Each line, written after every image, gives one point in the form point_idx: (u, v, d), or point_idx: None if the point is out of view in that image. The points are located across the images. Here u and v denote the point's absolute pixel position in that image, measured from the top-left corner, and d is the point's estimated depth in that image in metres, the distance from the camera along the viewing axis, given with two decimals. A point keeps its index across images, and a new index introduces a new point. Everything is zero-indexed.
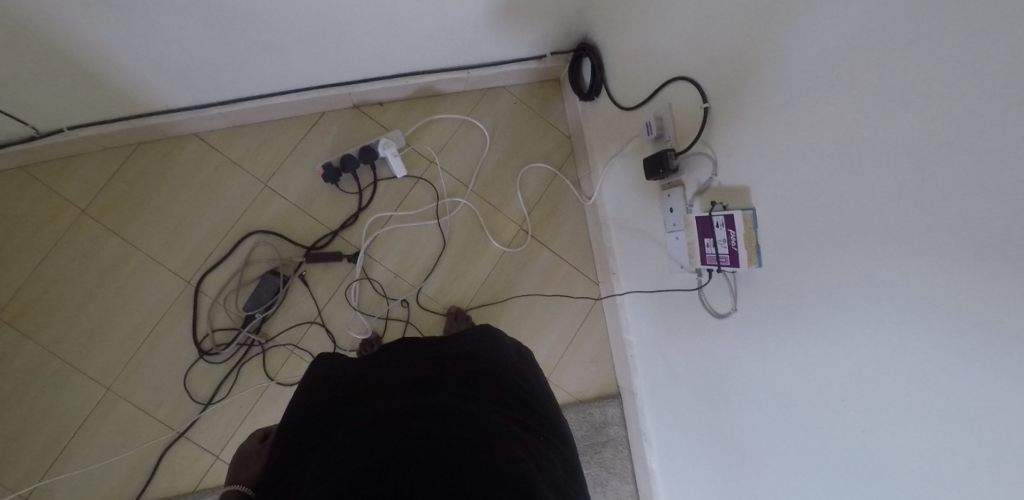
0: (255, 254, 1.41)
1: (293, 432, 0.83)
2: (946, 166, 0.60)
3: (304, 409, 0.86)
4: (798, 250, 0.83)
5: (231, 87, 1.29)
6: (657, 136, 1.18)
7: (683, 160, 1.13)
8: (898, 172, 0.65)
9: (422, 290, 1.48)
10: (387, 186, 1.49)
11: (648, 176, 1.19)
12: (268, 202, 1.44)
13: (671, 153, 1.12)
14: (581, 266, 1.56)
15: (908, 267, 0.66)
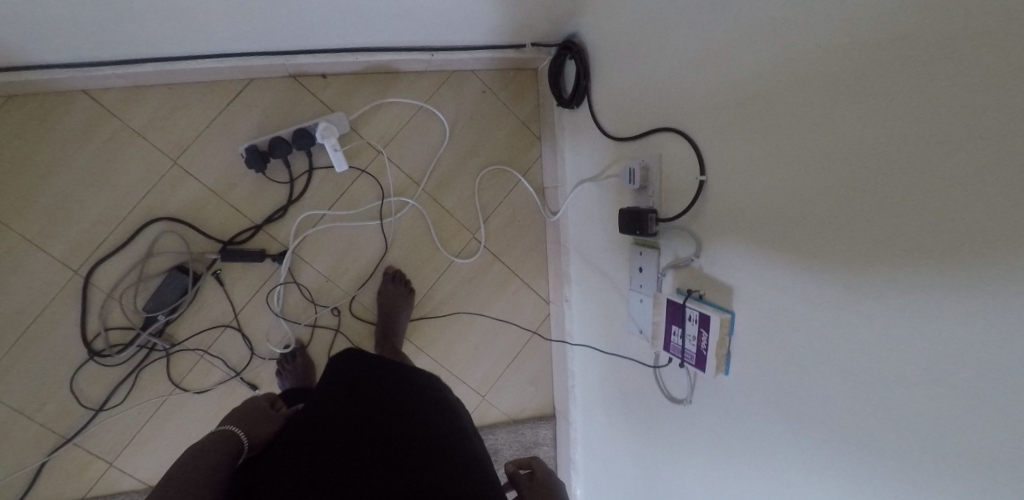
0: (160, 245, 1.21)
1: None
2: (944, 407, 0.50)
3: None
4: (763, 394, 0.73)
5: (128, 46, 1.02)
6: (640, 186, 1.03)
7: (664, 227, 0.99)
8: (887, 381, 0.54)
9: (357, 298, 1.33)
10: (325, 177, 1.29)
11: (622, 230, 1.06)
12: (178, 183, 1.21)
13: (653, 217, 0.98)
14: (533, 282, 1.45)
15: (873, 484, 0.57)
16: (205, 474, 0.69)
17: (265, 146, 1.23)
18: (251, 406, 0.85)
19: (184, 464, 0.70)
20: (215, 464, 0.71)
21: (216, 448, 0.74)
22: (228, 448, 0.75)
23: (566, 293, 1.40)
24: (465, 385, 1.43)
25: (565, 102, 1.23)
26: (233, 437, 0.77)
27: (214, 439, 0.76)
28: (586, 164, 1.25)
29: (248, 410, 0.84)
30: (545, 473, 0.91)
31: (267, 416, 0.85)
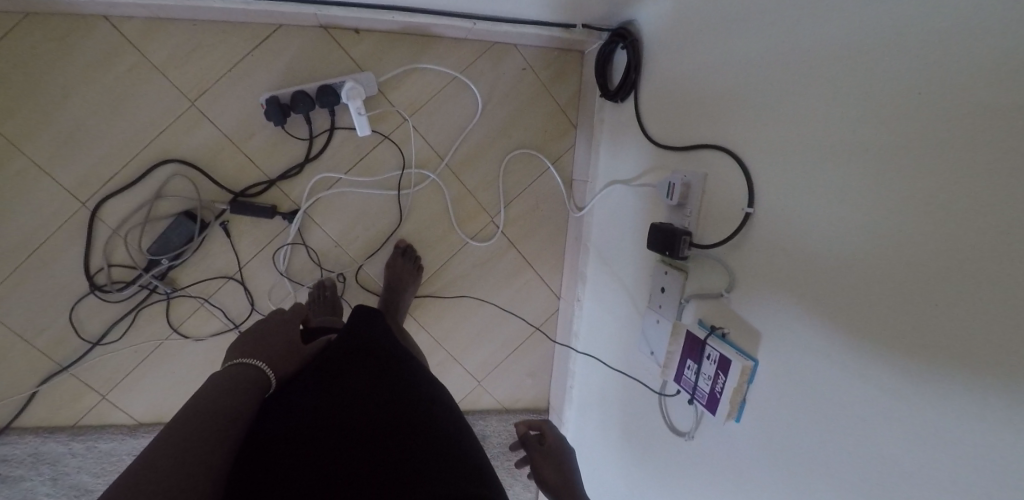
0: (170, 188, 1.17)
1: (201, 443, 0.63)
2: None
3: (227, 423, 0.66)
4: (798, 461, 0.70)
5: None
6: (678, 204, 0.95)
7: (696, 254, 0.91)
8: None
9: (364, 267, 1.29)
10: (345, 139, 1.23)
11: (649, 246, 0.99)
12: (194, 126, 1.17)
13: (686, 240, 0.91)
14: (547, 275, 1.40)
15: None
16: (226, 409, 0.68)
17: (287, 99, 1.16)
18: (276, 328, 0.83)
19: (206, 393, 0.69)
20: (236, 397, 0.70)
21: (239, 382, 0.72)
22: (250, 381, 0.73)
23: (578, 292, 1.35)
24: (463, 369, 1.40)
25: (609, 94, 1.15)
26: (256, 370, 0.75)
27: (236, 371, 0.74)
28: (621, 164, 1.18)
29: (276, 334, 0.82)
30: (556, 439, 0.93)
31: (291, 348, 0.82)
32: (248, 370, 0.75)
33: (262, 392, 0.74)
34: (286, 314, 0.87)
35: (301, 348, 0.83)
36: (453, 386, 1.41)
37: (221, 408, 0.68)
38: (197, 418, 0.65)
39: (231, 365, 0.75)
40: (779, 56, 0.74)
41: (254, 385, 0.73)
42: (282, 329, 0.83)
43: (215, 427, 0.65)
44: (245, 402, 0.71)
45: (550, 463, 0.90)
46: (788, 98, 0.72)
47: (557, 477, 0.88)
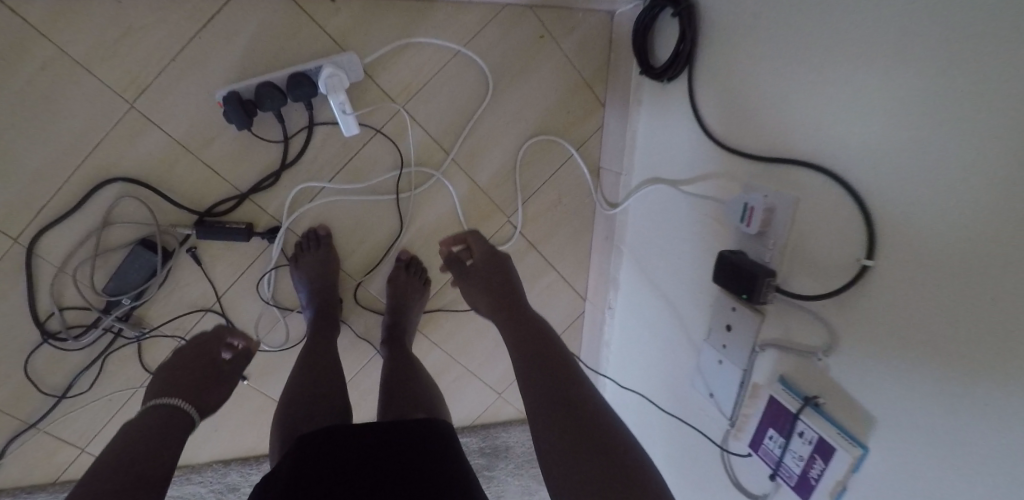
0: (119, 213, 0.96)
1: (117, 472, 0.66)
2: None
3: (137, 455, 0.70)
4: None
5: None
6: (758, 233, 0.74)
7: (782, 301, 0.72)
8: None
9: (363, 285, 1.11)
10: (328, 137, 1.00)
11: (715, 279, 0.80)
12: (138, 134, 0.93)
13: (769, 282, 0.71)
14: (571, 276, 1.23)
15: None
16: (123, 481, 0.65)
17: (250, 93, 0.93)
18: (180, 368, 0.89)
19: (96, 476, 0.65)
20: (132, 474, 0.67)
21: (163, 416, 0.79)
22: (168, 424, 0.78)
23: (610, 298, 1.19)
24: (481, 382, 1.27)
25: (653, 73, 0.92)
26: (171, 410, 0.81)
27: (138, 430, 0.75)
28: (667, 160, 0.97)
29: (182, 368, 0.89)
30: (476, 241, 1.08)
31: (203, 377, 0.90)
32: (142, 437, 0.73)
33: (163, 457, 0.72)
34: (188, 351, 0.93)
35: (217, 366, 0.93)
36: (472, 401, 1.28)
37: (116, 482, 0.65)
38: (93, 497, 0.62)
39: (140, 418, 0.78)
40: (937, 67, 0.54)
41: (151, 457, 0.71)
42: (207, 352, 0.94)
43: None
44: (141, 472, 0.68)
45: (479, 271, 1.01)
46: (953, 131, 0.53)
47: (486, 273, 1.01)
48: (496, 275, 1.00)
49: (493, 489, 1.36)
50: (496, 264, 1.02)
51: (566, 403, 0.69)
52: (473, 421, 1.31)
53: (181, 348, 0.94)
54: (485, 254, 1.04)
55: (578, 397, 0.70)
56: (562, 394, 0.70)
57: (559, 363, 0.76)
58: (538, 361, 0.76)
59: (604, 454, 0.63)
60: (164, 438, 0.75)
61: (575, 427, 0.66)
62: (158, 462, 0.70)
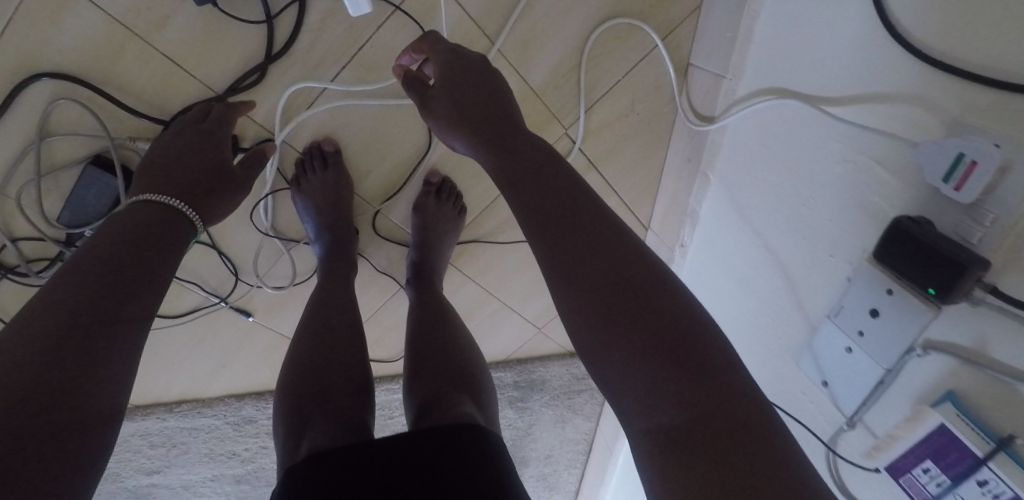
0: (58, 124, 0.73)
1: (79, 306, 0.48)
2: None
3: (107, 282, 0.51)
4: None
5: None
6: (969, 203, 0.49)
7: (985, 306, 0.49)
8: None
9: (384, 211, 0.90)
10: (329, 18, 0.72)
11: (877, 256, 0.57)
12: (61, 10, 0.66)
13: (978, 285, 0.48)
14: (635, 201, 1.00)
15: None
16: (78, 311, 0.48)
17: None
18: (173, 158, 0.67)
19: (43, 303, 0.48)
20: (94, 305, 0.49)
21: (147, 220, 0.59)
22: (149, 231, 0.58)
23: (683, 235, 0.97)
24: (521, 317, 1.10)
25: None
26: (164, 211, 0.62)
27: (108, 234, 0.55)
28: (800, 62, 0.70)
29: (178, 158, 0.67)
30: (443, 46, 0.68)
31: (211, 173, 0.69)
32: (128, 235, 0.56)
33: (140, 279, 0.54)
34: (182, 135, 0.69)
35: (224, 156, 0.70)
36: (509, 337, 1.12)
37: (68, 315, 0.47)
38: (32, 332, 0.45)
39: (116, 216, 0.59)
40: None
41: (127, 276, 0.53)
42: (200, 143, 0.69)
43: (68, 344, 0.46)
44: (111, 305, 0.50)
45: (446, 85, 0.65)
46: None
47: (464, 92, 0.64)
48: (471, 86, 0.64)
49: (525, 419, 1.26)
50: (466, 70, 0.64)
51: (595, 266, 0.47)
52: (509, 356, 1.16)
53: (177, 128, 0.70)
54: (444, 66, 0.65)
55: (607, 253, 0.47)
56: (587, 250, 0.47)
57: (571, 198, 0.51)
58: (540, 199, 0.52)
59: (663, 337, 0.43)
60: (145, 250, 0.56)
61: (613, 305, 0.45)
62: (136, 289, 0.53)
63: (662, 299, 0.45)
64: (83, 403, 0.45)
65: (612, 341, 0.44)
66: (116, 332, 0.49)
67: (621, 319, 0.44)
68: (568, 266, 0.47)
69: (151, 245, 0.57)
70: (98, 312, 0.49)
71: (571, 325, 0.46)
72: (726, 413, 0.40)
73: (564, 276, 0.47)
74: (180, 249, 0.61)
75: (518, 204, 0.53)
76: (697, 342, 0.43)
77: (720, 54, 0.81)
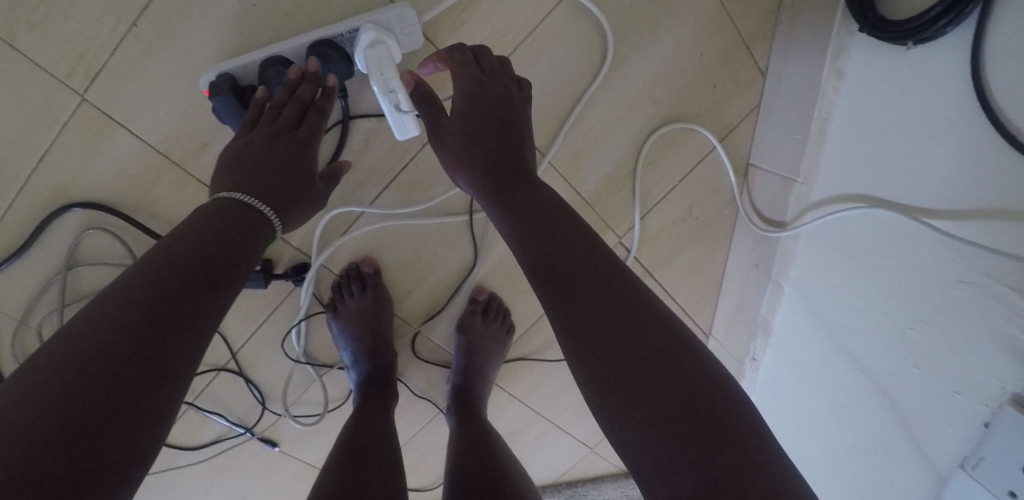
0: (84, 253, 0.68)
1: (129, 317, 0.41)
2: None
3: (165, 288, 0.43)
4: None
5: None
6: None
7: None
8: None
9: (425, 332, 0.83)
10: (372, 138, 0.68)
11: None
12: (97, 141, 0.63)
13: None
14: (695, 307, 0.91)
15: None
16: (124, 334, 0.40)
17: (251, 75, 0.60)
18: (259, 163, 0.56)
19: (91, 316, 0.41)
20: (145, 326, 0.41)
21: (225, 224, 0.51)
22: (223, 238, 0.49)
23: (754, 348, 0.87)
24: (571, 436, 0.98)
25: (890, 32, 0.59)
26: (248, 216, 0.53)
27: (178, 240, 0.48)
28: (889, 167, 0.63)
29: (264, 171, 0.56)
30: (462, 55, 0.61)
31: (293, 194, 0.57)
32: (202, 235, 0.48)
33: (203, 299, 0.45)
34: (273, 141, 0.57)
35: (310, 174, 0.59)
36: (557, 459, 1.00)
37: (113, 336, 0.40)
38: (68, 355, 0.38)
39: (200, 213, 0.51)
40: None
41: (190, 293, 0.44)
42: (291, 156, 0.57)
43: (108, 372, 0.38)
44: (167, 331, 0.42)
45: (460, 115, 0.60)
46: None
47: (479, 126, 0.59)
48: (489, 125, 0.59)
49: None
50: (486, 108, 0.60)
51: (614, 322, 0.44)
52: (557, 480, 1.04)
53: (270, 125, 0.58)
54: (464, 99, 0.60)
55: (626, 307, 0.45)
56: (606, 302, 0.45)
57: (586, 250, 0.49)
58: (556, 247, 0.50)
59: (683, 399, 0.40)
60: (216, 259, 0.48)
61: (633, 359, 0.42)
62: (198, 310, 0.44)
63: (678, 356, 0.42)
64: (100, 471, 0.35)
65: (624, 395, 0.41)
66: (167, 363, 0.41)
67: (634, 371, 0.42)
68: (578, 316, 0.45)
69: (224, 255, 0.48)
70: (148, 335, 0.41)
71: (580, 377, 0.44)
72: (741, 470, 0.37)
73: (575, 330, 0.45)
74: (259, 260, 0.52)
75: (525, 252, 0.51)
76: (720, 409, 0.40)
77: (787, 155, 0.75)
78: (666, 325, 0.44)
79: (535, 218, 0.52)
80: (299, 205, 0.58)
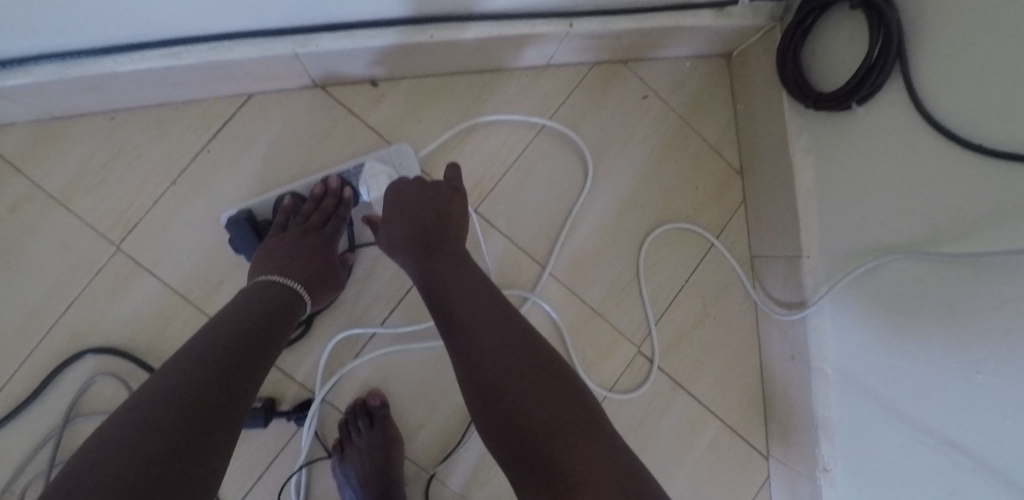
0: (89, 402, 0.67)
1: (189, 393, 0.42)
2: None
3: (217, 368, 0.45)
4: None
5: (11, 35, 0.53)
6: None
7: None
8: None
9: (440, 476, 0.74)
10: (378, 263, 0.72)
11: None
12: (124, 285, 0.68)
13: None
14: (742, 422, 0.82)
15: None
16: (196, 394, 0.42)
17: (267, 210, 0.68)
18: (287, 257, 0.61)
19: (161, 379, 0.43)
20: (213, 388, 0.44)
21: (271, 303, 0.56)
22: (261, 325, 0.52)
23: (822, 455, 0.74)
24: None
25: (832, 98, 0.65)
26: (283, 291, 0.58)
27: (226, 316, 0.52)
28: (883, 213, 0.64)
29: (293, 260, 0.61)
30: (414, 181, 0.66)
31: (317, 278, 0.62)
32: (246, 320, 0.52)
33: (260, 366, 0.49)
34: (301, 239, 0.63)
35: (331, 267, 0.64)
36: None
37: (186, 395, 0.42)
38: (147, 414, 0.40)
39: (239, 299, 0.55)
40: None
41: (242, 366, 0.47)
42: (317, 249, 0.63)
43: (185, 426, 0.40)
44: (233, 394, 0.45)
45: (400, 210, 0.63)
46: None
47: (408, 220, 0.63)
48: (416, 216, 0.63)
49: None
50: (423, 202, 0.64)
51: (518, 381, 0.47)
52: None
53: (301, 226, 0.64)
54: (397, 197, 0.64)
55: (531, 369, 0.48)
56: (513, 362, 0.49)
57: (501, 319, 0.53)
58: (473, 318, 0.53)
59: (581, 443, 0.43)
60: (265, 335, 0.52)
61: (532, 410, 0.45)
62: (250, 379, 0.47)
63: (578, 406, 0.46)
64: None
65: (522, 444, 0.44)
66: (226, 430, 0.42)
67: (535, 423, 0.45)
68: (491, 387, 0.48)
69: (262, 340, 0.51)
70: (215, 397, 0.43)
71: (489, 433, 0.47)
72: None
73: (484, 392, 0.48)
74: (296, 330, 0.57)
75: (444, 323, 0.54)
76: (617, 454, 0.43)
77: (785, 237, 0.76)
78: (568, 384, 0.48)
79: (458, 292, 0.56)
80: (320, 289, 0.62)
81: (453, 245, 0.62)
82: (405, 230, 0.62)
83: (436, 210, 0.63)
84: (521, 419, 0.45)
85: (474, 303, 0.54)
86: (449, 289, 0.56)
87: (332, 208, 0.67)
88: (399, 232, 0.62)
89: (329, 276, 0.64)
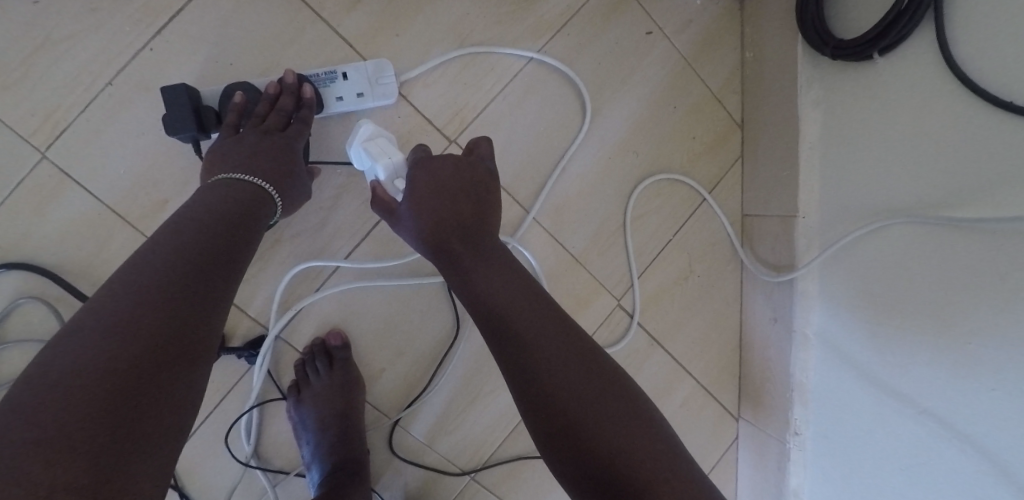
0: (11, 329, 0.60)
1: (152, 293, 0.39)
2: None
3: (182, 265, 0.42)
4: None
5: None
6: None
7: None
8: None
9: (403, 423, 0.70)
10: (344, 192, 0.65)
11: None
12: (49, 201, 0.60)
13: None
14: (715, 383, 0.80)
15: None
16: (119, 352, 0.36)
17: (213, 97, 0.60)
18: (247, 158, 0.54)
19: (75, 330, 0.36)
20: (178, 287, 0.40)
21: (222, 218, 0.47)
22: (234, 219, 0.48)
23: (794, 420, 0.73)
24: None
25: (850, 45, 0.59)
26: (249, 191, 0.52)
27: (192, 209, 0.48)
28: (891, 175, 0.60)
29: (253, 161, 0.54)
30: (442, 159, 0.56)
31: (280, 180, 0.55)
32: (213, 214, 0.47)
33: (234, 263, 0.46)
34: (261, 140, 0.56)
35: (297, 171, 0.57)
36: None
37: (133, 314, 0.38)
38: (57, 385, 0.34)
39: (203, 193, 0.50)
40: None
41: (214, 265, 0.44)
42: (281, 150, 0.56)
43: (112, 390, 0.34)
44: (172, 345, 0.38)
45: (427, 190, 0.54)
46: None
47: (438, 201, 0.54)
48: (450, 199, 0.54)
49: None
50: (457, 184, 0.55)
51: (564, 372, 0.44)
52: None
53: (259, 126, 0.57)
54: (424, 179, 0.55)
55: (575, 358, 0.45)
56: (558, 346, 0.46)
57: (535, 298, 0.49)
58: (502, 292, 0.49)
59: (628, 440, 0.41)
60: (236, 233, 0.47)
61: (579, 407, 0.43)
62: (223, 275, 0.44)
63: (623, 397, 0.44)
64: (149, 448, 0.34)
65: (569, 439, 0.42)
66: (197, 329, 0.40)
67: (582, 417, 0.42)
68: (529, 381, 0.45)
69: (237, 234, 0.48)
70: (183, 295, 0.40)
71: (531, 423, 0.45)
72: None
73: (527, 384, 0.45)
74: (258, 247, 0.50)
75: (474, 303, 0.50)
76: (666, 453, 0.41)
77: (781, 196, 0.72)
78: (611, 376, 0.45)
79: (488, 266, 0.51)
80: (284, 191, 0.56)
81: (487, 230, 0.54)
82: (437, 215, 0.53)
83: (471, 191, 0.55)
84: (585, 446, 0.41)
85: (503, 276, 0.50)
86: (479, 264, 0.51)
87: (293, 108, 0.59)
88: (425, 217, 0.53)
89: (295, 177, 0.57)
